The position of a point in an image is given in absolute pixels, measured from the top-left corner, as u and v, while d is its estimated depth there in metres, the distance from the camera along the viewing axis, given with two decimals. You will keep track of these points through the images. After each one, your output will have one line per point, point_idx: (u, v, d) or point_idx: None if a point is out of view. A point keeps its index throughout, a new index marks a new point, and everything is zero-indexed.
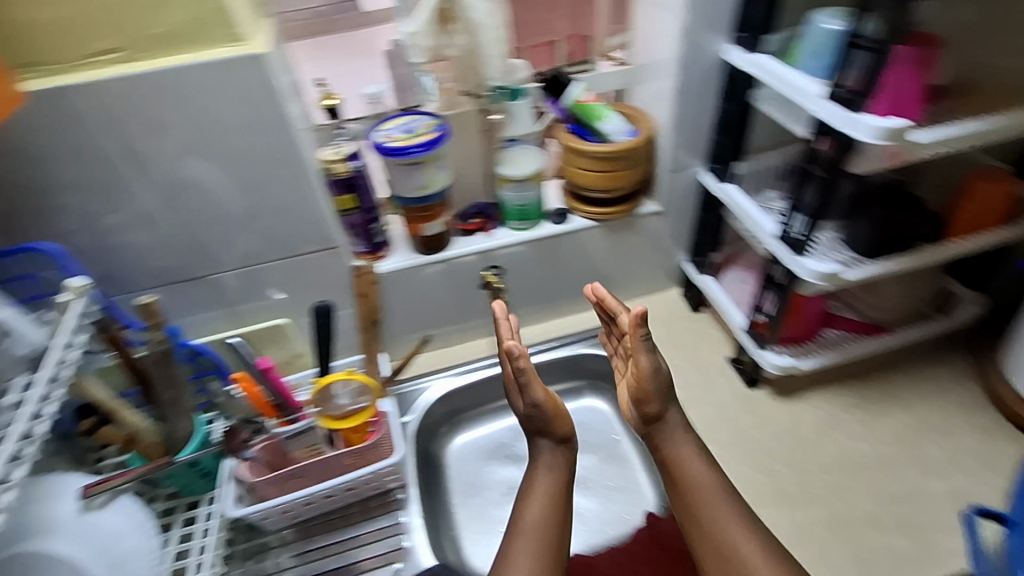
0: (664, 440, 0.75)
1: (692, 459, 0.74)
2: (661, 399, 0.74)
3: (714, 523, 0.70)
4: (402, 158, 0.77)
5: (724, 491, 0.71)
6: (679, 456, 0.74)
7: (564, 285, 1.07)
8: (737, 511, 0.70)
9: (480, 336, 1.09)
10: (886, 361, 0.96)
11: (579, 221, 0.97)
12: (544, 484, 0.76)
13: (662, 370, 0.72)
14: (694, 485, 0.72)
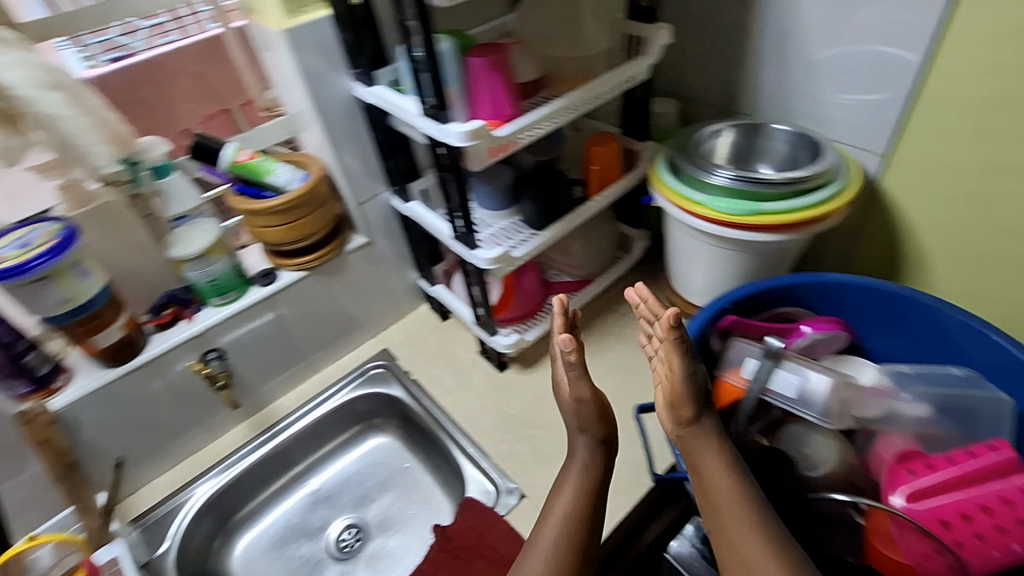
0: (698, 461, 0.67)
1: (719, 473, 0.65)
2: (688, 400, 0.66)
3: (730, 532, 0.62)
4: (19, 278, 0.67)
5: (749, 508, 0.63)
6: (712, 473, 0.65)
7: (306, 341, 1.04)
8: (752, 529, 0.61)
9: (234, 423, 1.01)
10: (599, 306, 1.12)
11: (289, 274, 0.94)
12: (572, 484, 0.73)
13: (689, 373, 0.64)
14: (726, 509, 0.64)
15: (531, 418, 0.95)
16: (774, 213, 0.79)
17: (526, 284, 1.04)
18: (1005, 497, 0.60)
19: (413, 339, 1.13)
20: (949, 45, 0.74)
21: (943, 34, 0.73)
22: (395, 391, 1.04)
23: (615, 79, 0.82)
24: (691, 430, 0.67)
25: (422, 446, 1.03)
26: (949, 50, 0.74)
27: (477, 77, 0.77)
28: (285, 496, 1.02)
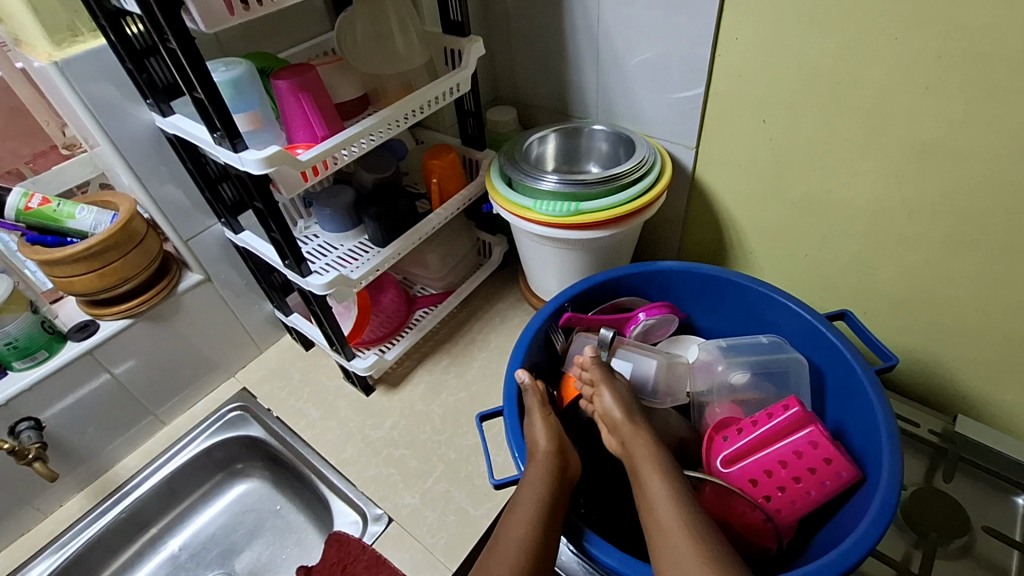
0: (638, 471, 0.63)
1: (655, 482, 0.61)
2: (626, 420, 0.67)
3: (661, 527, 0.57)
4: None
5: (684, 511, 0.57)
6: (648, 480, 0.61)
7: (147, 393, 0.95)
8: (682, 524, 0.56)
9: (68, 495, 0.91)
10: (465, 316, 1.13)
11: (110, 324, 0.87)
12: (530, 502, 0.61)
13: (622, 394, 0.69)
14: (662, 515, 0.58)
15: (397, 439, 0.94)
16: (594, 211, 0.83)
17: (385, 303, 1.03)
18: (797, 450, 0.67)
19: (274, 373, 1.08)
20: (724, 46, 0.81)
21: (717, 36, 0.80)
22: (255, 432, 0.98)
23: (431, 93, 0.83)
24: (636, 442, 0.65)
25: (291, 484, 0.99)
26: (725, 50, 0.81)
27: (284, 99, 0.75)
28: (141, 564, 0.93)
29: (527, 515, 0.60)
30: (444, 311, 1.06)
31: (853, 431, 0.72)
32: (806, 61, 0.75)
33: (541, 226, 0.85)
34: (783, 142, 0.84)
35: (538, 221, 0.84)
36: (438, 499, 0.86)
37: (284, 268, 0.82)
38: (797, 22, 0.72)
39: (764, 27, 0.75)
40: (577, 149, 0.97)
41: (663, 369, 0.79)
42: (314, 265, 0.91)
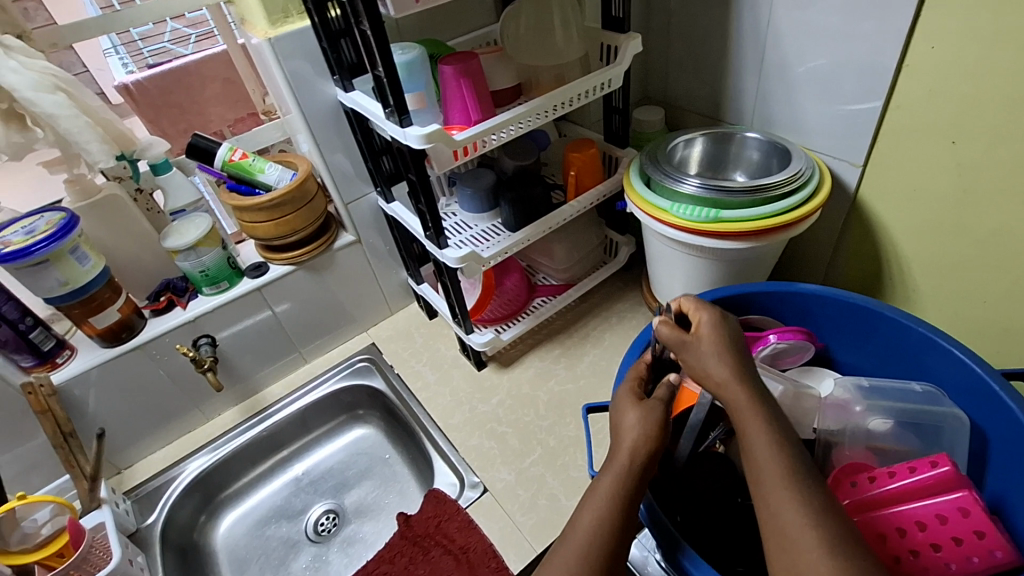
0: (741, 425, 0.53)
1: (769, 459, 0.51)
2: (732, 368, 0.56)
3: (776, 508, 0.48)
4: (21, 260, 0.74)
5: (792, 487, 0.49)
6: (750, 442, 0.52)
7: (296, 332, 1.09)
8: (792, 508, 0.47)
9: (226, 407, 1.07)
10: (582, 310, 1.14)
11: (277, 268, 1.01)
12: (594, 507, 0.56)
13: (720, 336, 0.57)
14: (775, 497, 0.49)
15: (502, 415, 0.98)
16: (735, 220, 0.79)
17: (509, 285, 1.06)
18: (941, 515, 0.59)
19: (400, 335, 1.17)
20: (913, 56, 0.72)
21: (908, 44, 0.72)
22: (377, 384, 1.08)
23: (581, 87, 0.85)
24: (739, 393, 0.54)
25: (402, 437, 1.07)
26: (915, 61, 0.73)
27: (447, 83, 0.81)
28: (271, 480, 1.07)
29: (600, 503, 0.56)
30: (562, 303, 1.09)
31: (1017, 510, 0.62)
32: (1019, 78, 0.64)
33: (671, 232, 0.83)
34: (975, 169, 0.73)
35: (671, 225, 0.83)
36: (531, 480, 0.88)
37: (425, 239, 0.88)
38: (1014, 33, 0.63)
39: (972, 37, 0.66)
40: (724, 155, 0.92)
41: (790, 395, 0.73)
42: (450, 240, 0.97)
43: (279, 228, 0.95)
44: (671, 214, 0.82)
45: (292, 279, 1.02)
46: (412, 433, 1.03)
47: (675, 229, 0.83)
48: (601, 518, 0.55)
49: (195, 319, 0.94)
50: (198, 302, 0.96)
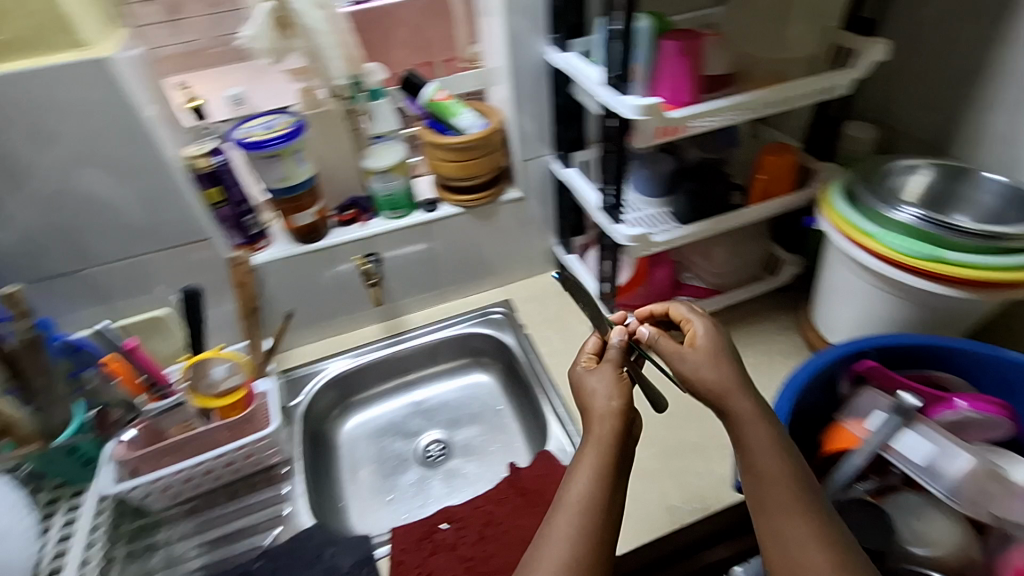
0: (739, 423, 0.58)
1: (772, 462, 0.56)
2: (735, 380, 0.60)
3: (775, 508, 0.55)
4: (259, 151, 0.85)
5: (800, 487, 0.55)
6: (754, 441, 0.57)
7: (445, 271, 1.15)
8: (817, 547, 0.51)
9: (370, 322, 1.16)
10: (724, 320, 1.09)
11: (447, 209, 1.07)
12: (580, 491, 0.57)
13: (715, 346, 0.62)
14: (776, 497, 0.55)
15: (626, 401, 0.97)
16: (957, 264, 0.71)
17: (659, 277, 1.04)
18: None
19: (536, 298, 1.21)
20: None
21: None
22: (508, 338, 1.12)
23: (805, 88, 0.79)
24: (736, 393, 0.59)
25: (518, 394, 1.11)
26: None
27: (666, 59, 0.79)
28: (393, 398, 1.16)
29: (591, 462, 0.59)
30: (708, 307, 1.05)
31: None
32: None
33: (872, 260, 0.76)
34: None
35: (875, 252, 0.76)
36: (644, 472, 0.87)
37: (600, 212, 0.88)
38: None
39: None
40: (947, 192, 0.83)
41: (978, 470, 0.66)
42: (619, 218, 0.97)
43: (462, 172, 1.00)
44: (878, 239, 0.75)
45: (457, 221, 1.08)
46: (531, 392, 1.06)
47: (878, 258, 0.76)
48: (588, 492, 0.57)
49: (371, 237, 1.02)
50: (376, 222, 1.04)
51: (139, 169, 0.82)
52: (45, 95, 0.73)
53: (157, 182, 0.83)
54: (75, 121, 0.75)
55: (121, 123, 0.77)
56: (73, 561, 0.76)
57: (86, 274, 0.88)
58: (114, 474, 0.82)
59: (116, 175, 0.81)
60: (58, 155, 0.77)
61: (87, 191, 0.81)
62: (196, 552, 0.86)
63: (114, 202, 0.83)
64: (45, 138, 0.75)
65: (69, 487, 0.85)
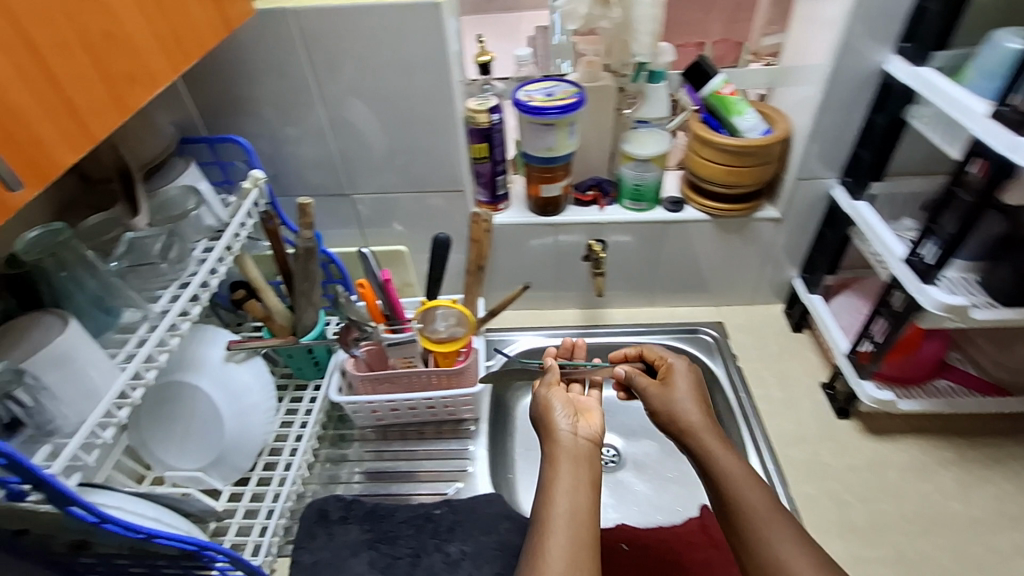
0: (710, 454, 0.66)
1: (733, 469, 0.64)
2: (700, 414, 0.70)
3: (770, 539, 0.59)
4: (538, 117, 0.82)
5: (776, 509, 0.61)
6: (733, 477, 0.64)
7: (664, 274, 1.08)
8: (797, 542, 0.58)
9: (572, 306, 1.13)
10: (999, 427, 0.89)
11: (693, 211, 0.98)
12: (563, 497, 0.58)
13: (690, 377, 0.74)
14: (759, 525, 0.60)
15: (852, 484, 0.84)
16: None
17: (929, 353, 0.86)
18: None
19: (754, 331, 1.08)
20: None
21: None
22: (716, 365, 1.02)
23: None
24: (703, 430, 0.68)
25: None
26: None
27: None
28: (574, 387, 1.12)
29: (569, 481, 0.59)
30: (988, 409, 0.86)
31: None
32: None
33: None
34: None
35: None
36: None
37: (905, 268, 0.74)
38: None
39: None
40: None
41: None
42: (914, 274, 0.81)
43: (728, 177, 0.90)
44: None
45: (700, 228, 0.99)
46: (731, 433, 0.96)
47: None
48: (576, 505, 0.57)
49: (607, 223, 0.98)
50: (615, 208, 0.99)
51: (429, 111, 0.85)
52: (377, 28, 0.77)
53: (441, 126, 0.86)
54: (393, 56, 0.79)
55: (431, 65, 0.80)
56: (294, 458, 0.85)
57: (354, 199, 0.97)
58: (337, 385, 0.90)
59: (409, 112, 0.85)
60: (370, 83, 0.82)
61: (379, 120, 0.86)
62: (379, 472, 0.91)
63: (399, 142, 0.89)
64: (365, 67, 0.81)
65: (295, 381, 0.98)
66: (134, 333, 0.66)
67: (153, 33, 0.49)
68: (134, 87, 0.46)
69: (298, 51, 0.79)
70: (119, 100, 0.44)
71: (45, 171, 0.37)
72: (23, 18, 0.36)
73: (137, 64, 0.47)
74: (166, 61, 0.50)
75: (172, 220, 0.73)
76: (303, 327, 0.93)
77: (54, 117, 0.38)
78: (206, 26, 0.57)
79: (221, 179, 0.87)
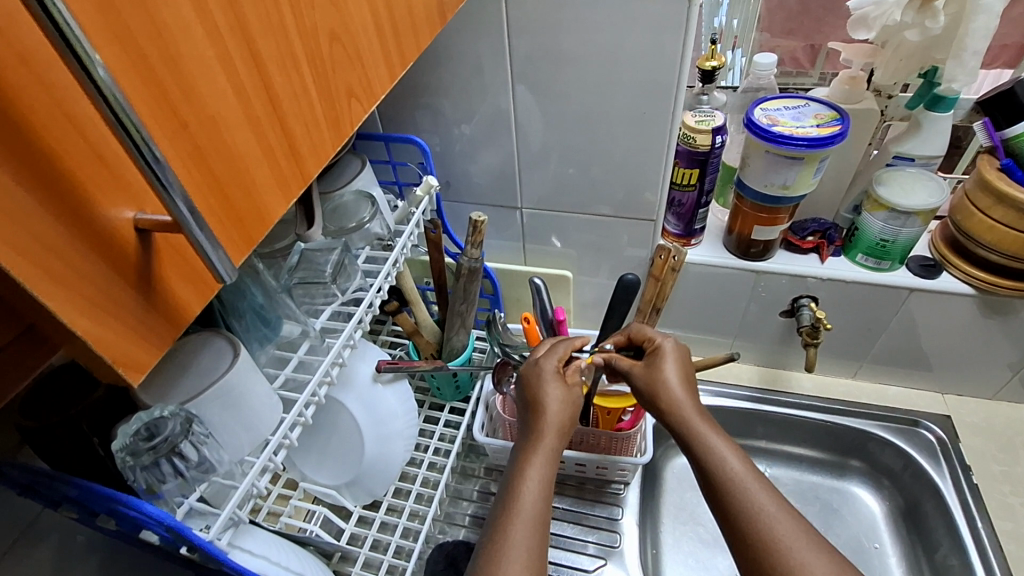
0: (693, 432, 0.54)
1: (720, 443, 0.52)
2: (685, 384, 0.58)
3: (774, 529, 0.46)
4: (782, 147, 0.65)
5: (761, 486, 0.49)
6: (719, 450, 0.52)
7: (881, 346, 0.86)
8: (790, 516, 0.47)
9: (747, 362, 0.95)
10: None
11: (948, 279, 0.76)
12: (528, 494, 0.51)
13: (682, 355, 0.60)
14: (755, 503, 0.48)
15: None
16: None
17: None
18: None
19: (990, 435, 0.85)
20: None
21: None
22: (935, 473, 0.81)
23: None
24: (688, 405, 0.56)
25: (920, 548, 0.81)
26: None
27: None
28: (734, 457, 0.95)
29: (543, 468, 0.53)
30: None
31: None
32: None
33: None
34: None
35: None
36: None
37: None
38: None
39: None
40: None
41: None
42: None
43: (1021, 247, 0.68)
44: None
45: (955, 301, 0.77)
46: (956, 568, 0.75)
47: None
48: (540, 503, 0.50)
49: (828, 280, 0.78)
50: (840, 262, 0.79)
51: (639, 125, 0.71)
52: (603, 24, 0.63)
53: (649, 144, 0.72)
54: (613, 57, 0.66)
55: (657, 72, 0.65)
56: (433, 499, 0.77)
57: (521, 212, 0.86)
58: (480, 421, 0.81)
59: (613, 124, 0.72)
60: (576, 87, 0.69)
61: (576, 129, 0.73)
62: None
63: (592, 156, 0.76)
64: (575, 68, 0.68)
65: (430, 401, 0.90)
66: (295, 352, 0.60)
67: (377, 37, 0.38)
68: (351, 106, 0.36)
69: (503, 44, 0.68)
70: (334, 124, 0.35)
71: (252, 229, 0.29)
72: (253, 27, 0.26)
73: (358, 74, 0.37)
74: (387, 70, 0.40)
75: (343, 233, 0.67)
76: (450, 349, 0.84)
77: (267, 155, 0.29)
78: (425, 29, 0.46)
79: (391, 179, 0.79)
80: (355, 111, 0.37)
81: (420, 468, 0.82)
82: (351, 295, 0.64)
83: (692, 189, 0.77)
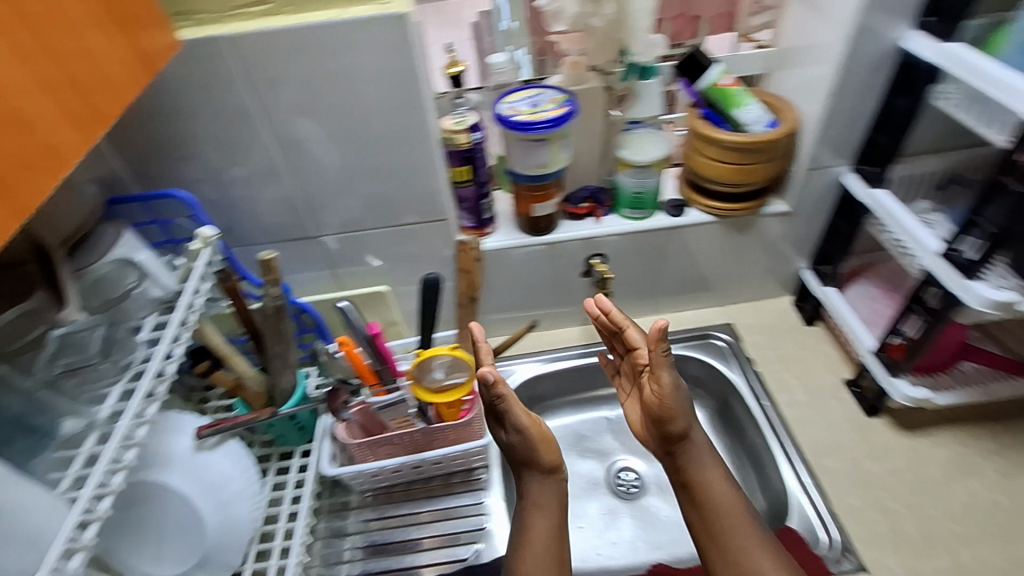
0: (685, 463, 0.71)
1: (716, 480, 0.71)
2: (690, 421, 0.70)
3: (732, 539, 0.67)
4: (527, 133, 0.73)
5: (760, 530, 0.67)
6: (705, 481, 0.70)
7: (667, 280, 1.00)
8: (767, 554, 0.65)
9: (572, 324, 1.05)
10: None
11: (697, 214, 0.91)
12: (541, 528, 0.69)
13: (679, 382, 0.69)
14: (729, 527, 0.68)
15: (897, 492, 0.80)
16: None
17: (946, 338, 0.82)
18: None
19: (764, 329, 1.03)
20: None
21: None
22: (733, 375, 0.96)
23: None
24: (682, 446, 0.71)
25: (734, 438, 0.95)
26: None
27: None
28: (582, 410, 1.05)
29: (552, 504, 0.71)
30: (1014, 392, 0.83)
31: None
32: None
33: None
34: None
35: None
36: None
37: (915, 238, 0.71)
38: None
39: None
40: None
41: None
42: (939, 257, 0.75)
43: (732, 175, 0.83)
44: None
45: (704, 230, 0.92)
46: (756, 444, 0.90)
47: None
48: (551, 537, 0.69)
49: (606, 235, 0.89)
50: (612, 219, 0.91)
51: (401, 135, 0.74)
52: (333, 48, 0.66)
53: (416, 150, 0.76)
54: (353, 77, 0.68)
55: (398, 84, 0.69)
56: (295, 549, 0.74)
57: (321, 241, 0.86)
58: (329, 456, 0.80)
59: (379, 140, 0.75)
60: (328, 111, 0.71)
61: (342, 150, 0.75)
62: (388, 543, 0.82)
63: (368, 172, 0.78)
64: (322, 95, 0.69)
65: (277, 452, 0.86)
66: (79, 448, 0.54)
67: (46, 101, 0.37)
68: (25, 175, 0.34)
69: (240, 83, 0.67)
70: (10, 197, 0.33)
71: None
72: None
73: (32, 142, 0.35)
74: (77, 132, 0.39)
75: (110, 304, 0.62)
76: (283, 393, 0.81)
77: None
78: (124, 81, 0.45)
79: (168, 241, 0.75)
80: (35, 179, 0.35)
81: (278, 524, 0.79)
82: (136, 369, 0.59)
83: (470, 184, 0.83)
